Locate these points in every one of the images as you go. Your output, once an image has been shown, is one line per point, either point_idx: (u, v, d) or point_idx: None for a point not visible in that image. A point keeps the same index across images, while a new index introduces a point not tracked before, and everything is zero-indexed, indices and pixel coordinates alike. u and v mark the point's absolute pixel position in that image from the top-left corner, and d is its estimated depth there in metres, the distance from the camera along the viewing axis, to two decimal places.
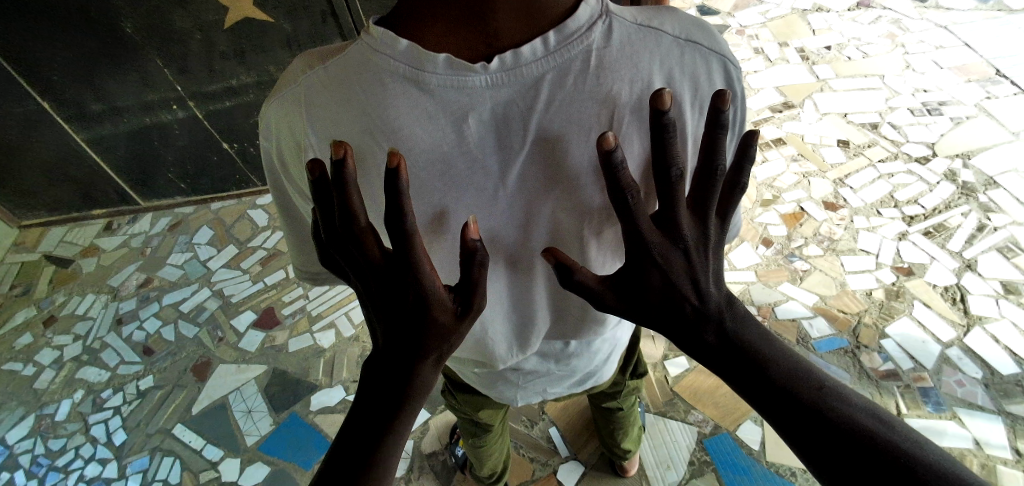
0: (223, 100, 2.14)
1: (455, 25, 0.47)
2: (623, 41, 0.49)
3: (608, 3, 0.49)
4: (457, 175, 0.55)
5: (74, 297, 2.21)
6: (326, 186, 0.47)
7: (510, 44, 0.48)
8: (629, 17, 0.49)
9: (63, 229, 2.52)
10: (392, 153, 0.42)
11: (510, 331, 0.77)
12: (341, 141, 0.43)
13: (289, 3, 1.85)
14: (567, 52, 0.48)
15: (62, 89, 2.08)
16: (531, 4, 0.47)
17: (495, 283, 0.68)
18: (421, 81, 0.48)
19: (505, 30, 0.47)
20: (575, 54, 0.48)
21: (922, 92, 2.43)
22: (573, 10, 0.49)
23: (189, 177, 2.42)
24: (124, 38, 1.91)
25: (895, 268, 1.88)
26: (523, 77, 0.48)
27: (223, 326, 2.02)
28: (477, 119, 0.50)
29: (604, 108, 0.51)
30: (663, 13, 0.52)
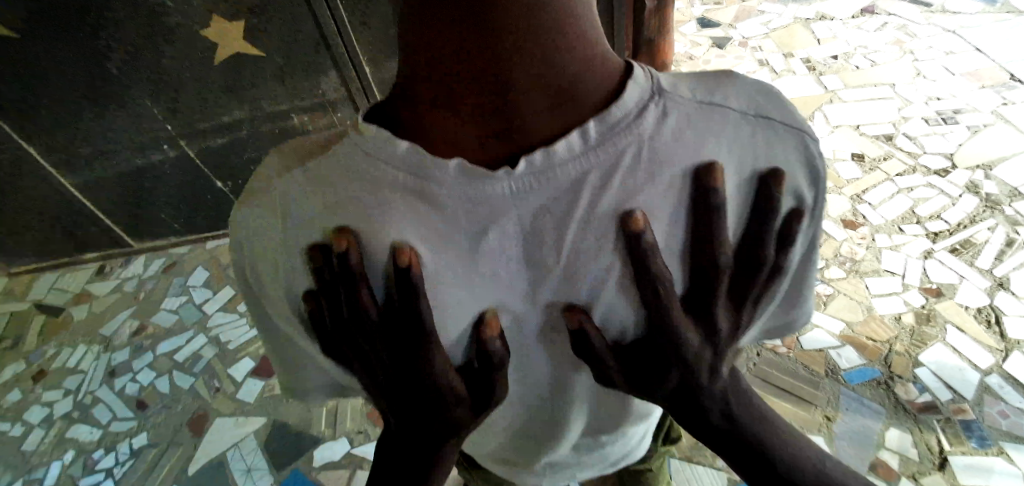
0: (215, 138, 2.07)
1: (478, 127, 0.45)
2: (682, 120, 0.46)
3: (661, 81, 0.48)
4: (476, 288, 0.49)
5: (65, 348, 2.12)
6: (351, 280, 0.48)
7: (540, 141, 0.46)
8: (686, 93, 0.48)
9: (54, 274, 2.44)
10: (403, 251, 0.45)
11: (538, 429, 0.69)
12: (343, 232, 0.47)
13: (280, 37, 1.78)
14: (612, 147, 0.45)
15: (48, 135, 2.00)
16: (563, 98, 0.45)
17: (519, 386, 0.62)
18: (430, 186, 0.46)
19: (534, 126, 0.45)
20: (624, 148, 0.45)
21: (936, 100, 2.37)
22: (615, 94, 0.47)
23: (183, 216, 2.35)
24: (110, 81, 1.84)
25: (924, 290, 1.78)
26: (557, 180, 0.45)
27: (220, 375, 1.92)
28: (499, 232, 0.46)
29: (667, 201, 0.47)
30: (724, 84, 0.49)
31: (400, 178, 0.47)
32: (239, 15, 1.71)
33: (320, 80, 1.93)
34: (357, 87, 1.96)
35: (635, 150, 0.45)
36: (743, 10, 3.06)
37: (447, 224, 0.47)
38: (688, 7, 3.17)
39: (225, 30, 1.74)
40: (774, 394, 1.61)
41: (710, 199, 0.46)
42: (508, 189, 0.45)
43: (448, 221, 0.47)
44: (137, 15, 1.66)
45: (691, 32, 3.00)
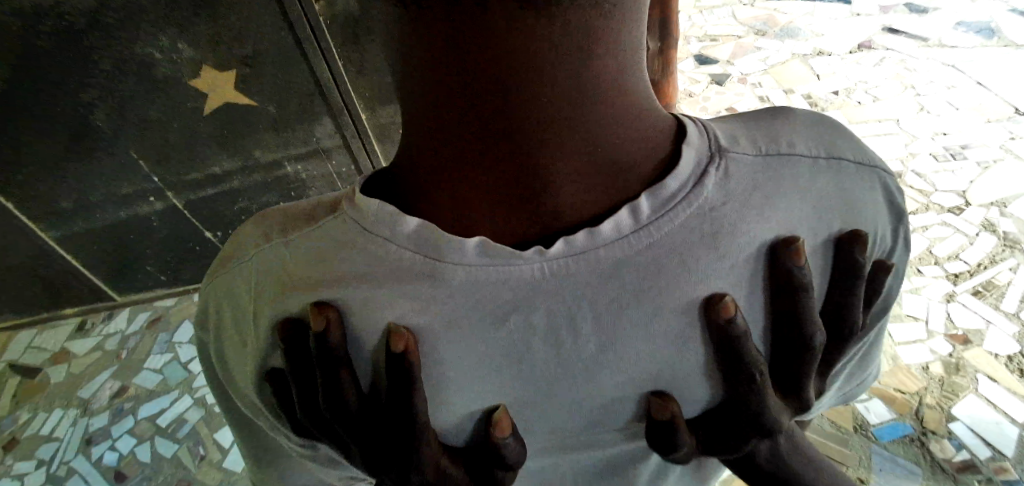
0: (204, 189, 2.01)
1: (497, 194, 0.42)
2: (748, 183, 0.42)
3: (720, 140, 0.43)
4: (492, 378, 0.45)
5: (40, 413, 1.99)
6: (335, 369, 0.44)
7: (575, 220, 0.44)
8: (751, 151, 0.43)
9: (32, 332, 2.32)
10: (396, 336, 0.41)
11: None
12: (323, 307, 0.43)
13: (274, 87, 1.73)
14: (663, 223, 0.41)
15: (28, 189, 1.92)
16: (599, 166, 0.42)
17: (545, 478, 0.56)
18: (445, 269, 0.42)
19: (564, 199, 0.42)
20: (676, 222, 0.41)
21: (942, 136, 2.34)
22: (665, 161, 0.44)
23: (170, 268, 2.26)
24: (94, 134, 1.77)
25: (950, 337, 1.69)
26: (597, 261, 0.41)
27: (205, 441, 1.79)
28: (524, 317, 0.42)
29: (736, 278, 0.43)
30: (792, 132, 0.46)
31: (418, 257, 0.43)
32: (230, 66, 1.65)
33: (315, 128, 1.87)
34: (353, 135, 1.90)
35: (690, 224, 0.41)
36: (740, 47, 3.06)
37: (472, 311, 0.43)
38: (684, 45, 3.18)
39: (215, 82, 1.68)
40: None
41: (793, 276, 0.42)
42: (541, 270, 0.41)
43: (466, 306, 0.43)
44: (123, 68, 1.60)
45: (689, 69, 2.99)
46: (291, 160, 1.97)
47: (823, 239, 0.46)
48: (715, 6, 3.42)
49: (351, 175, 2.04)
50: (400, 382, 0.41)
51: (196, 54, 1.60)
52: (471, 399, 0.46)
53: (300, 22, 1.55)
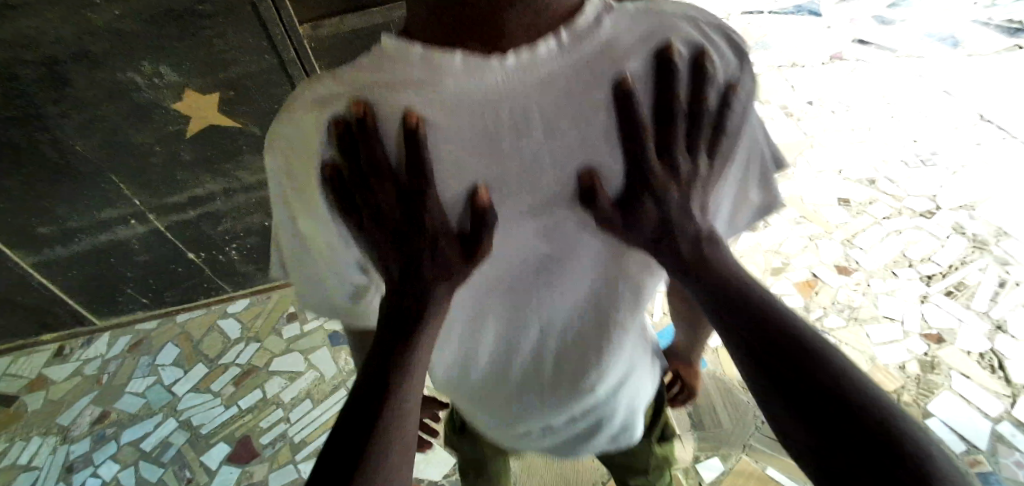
0: (186, 210, 1.99)
1: (461, 34, 0.50)
2: (632, 24, 0.51)
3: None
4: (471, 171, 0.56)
5: (18, 442, 1.94)
6: (351, 139, 0.52)
7: (519, 42, 0.51)
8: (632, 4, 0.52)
9: (7, 359, 2.26)
10: (413, 112, 0.51)
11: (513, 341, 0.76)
12: (361, 99, 0.51)
13: (258, 109, 1.74)
14: (578, 51, 0.51)
15: (3, 216, 1.87)
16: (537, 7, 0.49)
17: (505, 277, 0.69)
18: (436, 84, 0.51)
19: (512, 34, 0.50)
20: (587, 51, 0.51)
21: (912, 142, 2.43)
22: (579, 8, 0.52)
23: (152, 291, 2.23)
24: (74, 159, 1.75)
25: (925, 336, 1.75)
26: (538, 74, 0.51)
27: (191, 464, 1.77)
28: (493, 118, 0.53)
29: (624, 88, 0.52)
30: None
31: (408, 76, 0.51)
32: (215, 88, 1.66)
33: None
34: None
35: (597, 51, 0.51)
36: None
37: (447, 118, 0.52)
38: None
39: (199, 104, 1.69)
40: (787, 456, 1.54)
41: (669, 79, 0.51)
42: (498, 76, 0.51)
43: (445, 115, 0.52)
44: (105, 93, 1.60)
45: None
46: None
47: (689, 55, 0.52)
48: None
49: None
50: (415, 144, 0.51)
51: (181, 77, 1.60)
52: (455, 197, 0.58)
53: (287, 45, 1.58)
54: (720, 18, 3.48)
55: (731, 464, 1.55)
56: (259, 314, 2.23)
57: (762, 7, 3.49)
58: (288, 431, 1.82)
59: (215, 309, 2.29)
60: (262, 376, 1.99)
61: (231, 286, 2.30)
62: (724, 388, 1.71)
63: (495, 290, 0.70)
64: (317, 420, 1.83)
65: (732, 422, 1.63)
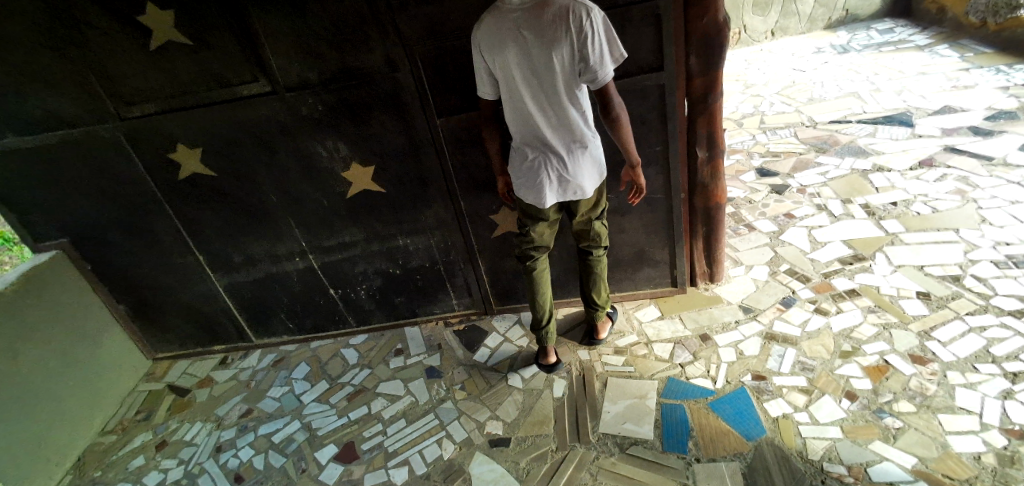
0: (335, 254, 2.57)
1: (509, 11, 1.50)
2: (555, 8, 1.46)
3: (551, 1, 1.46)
4: (511, 52, 1.56)
5: (185, 424, 2.48)
6: None
7: (524, 7, 1.48)
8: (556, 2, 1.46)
9: (187, 362, 2.92)
10: None
11: (528, 132, 1.76)
12: None
13: (399, 180, 2.30)
14: (539, 10, 1.47)
15: (214, 249, 2.57)
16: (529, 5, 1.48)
17: (524, 107, 1.69)
18: (502, 23, 1.52)
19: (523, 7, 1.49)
20: (544, 12, 1.46)
21: (1004, 245, 2.43)
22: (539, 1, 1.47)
23: (297, 318, 2.80)
24: (269, 209, 2.41)
25: (1006, 431, 1.68)
26: (529, 18, 1.48)
27: (307, 457, 2.16)
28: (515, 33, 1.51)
29: (552, 25, 1.47)
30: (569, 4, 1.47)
31: (494, 24, 1.54)
32: (370, 163, 2.25)
33: (424, 211, 2.39)
34: (453, 219, 2.40)
35: (547, 15, 1.46)
36: (799, 163, 3.39)
37: (503, 33, 1.53)
38: (746, 160, 3.57)
39: (358, 173, 2.28)
40: None
41: (565, 22, 1.46)
42: (518, 18, 1.49)
43: (502, 33, 1.53)
44: (298, 163, 2.26)
45: (749, 180, 3.35)
46: (403, 235, 2.49)
47: (574, 15, 1.46)
48: (777, 128, 3.83)
49: (448, 250, 2.52)
50: None
51: (351, 154, 2.22)
52: (505, 59, 1.58)
53: (426, 130, 2.12)
54: (806, 126, 3.75)
55: None
56: (374, 346, 2.69)
57: (850, 118, 3.70)
58: (384, 442, 2.14)
59: (340, 340, 2.80)
60: (369, 395, 2.39)
61: (354, 322, 2.82)
62: (781, 456, 1.76)
63: (519, 110, 1.71)
64: (408, 436, 2.15)
65: (785, 485, 1.67)
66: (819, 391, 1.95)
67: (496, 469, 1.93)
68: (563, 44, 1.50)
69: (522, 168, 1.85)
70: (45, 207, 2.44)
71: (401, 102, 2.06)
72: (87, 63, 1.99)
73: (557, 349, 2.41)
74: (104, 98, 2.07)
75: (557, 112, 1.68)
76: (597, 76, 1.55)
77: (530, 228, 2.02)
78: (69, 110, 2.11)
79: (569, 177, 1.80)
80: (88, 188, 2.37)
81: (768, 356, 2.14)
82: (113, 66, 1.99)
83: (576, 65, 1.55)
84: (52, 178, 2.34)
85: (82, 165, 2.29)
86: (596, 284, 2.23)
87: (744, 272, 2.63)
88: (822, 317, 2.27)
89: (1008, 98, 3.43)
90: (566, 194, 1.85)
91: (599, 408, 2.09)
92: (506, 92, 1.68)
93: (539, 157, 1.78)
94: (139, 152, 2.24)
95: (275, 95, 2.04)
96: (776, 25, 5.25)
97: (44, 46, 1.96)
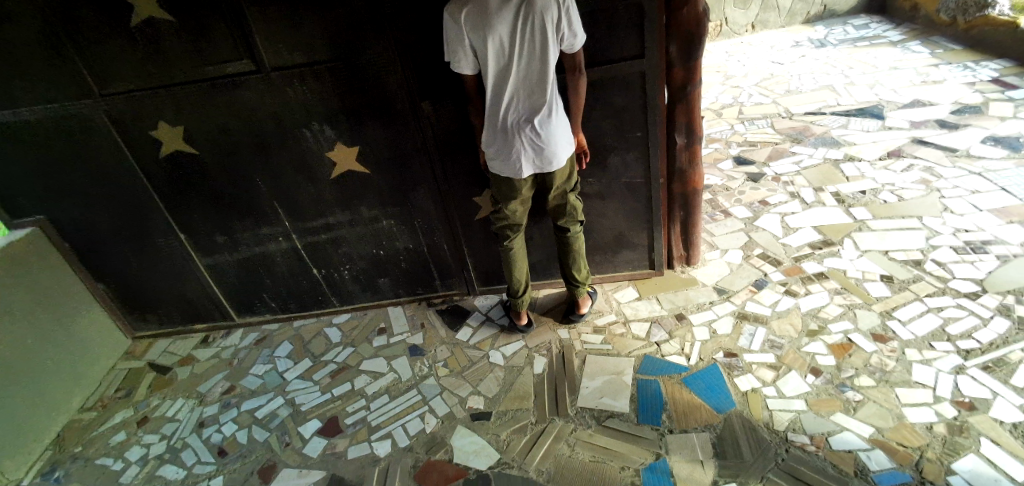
0: (319, 235, 2.58)
1: None
2: None
3: None
4: (498, 19, 1.60)
5: (167, 400, 2.49)
6: None
7: None
8: None
9: (168, 341, 2.91)
10: None
11: (507, 102, 1.81)
12: None
13: (384, 162, 2.31)
14: None
15: (197, 228, 2.56)
16: None
17: (505, 76, 1.75)
18: None
19: None
20: None
21: (963, 232, 2.55)
22: None
23: (282, 299, 2.81)
24: (254, 189, 2.41)
25: (956, 403, 1.80)
26: None
27: (291, 432, 2.19)
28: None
29: None
30: None
31: None
32: (355, 144, 2.25)
33: (408, 193, 2.41)
34: (437, 202, 2.43)
35: None
36: (775, 152, 3.49)
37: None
38: (724, 149, 3.66)
39: (344, 154, 2.28)
40: None
41: None
42: None
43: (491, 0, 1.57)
44: (283, 144, 2.26)
45: (727, 168, 3.43)
46: (388, 217, 2.51)
47: None
48: (755, 118, 3.92)
49: (432, 231, 2.55)
50: None
51: (335, 135, 2.22)
52: (491, 27, 1.61)
53: (410, 113, 2.14)
54: (783, 118, 3.84)
55: None
56: (357, 326, 2.72)
57: (824, 110, 3.81)
58: (367, 417, 2.18)
59: (323, 319, 2.82)
60: (352, 372, 2.43)
61: (338, 302, 2.84)
62: (749, 426, 1.85)
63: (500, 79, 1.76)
64: (392, 410, 2.19)
65: (751, 453, 1.76)
66: (787, 367, 2.05)
67: (477, 441, 1.99)
68: (549, 11, 1.60)
69: (504, 141, 1.87)
70: (22, 182, 2.40)
71: (392, 100, 2.11)
72: (69, 41, 1.96)
73: (538, 329, 2.48)
74: (83, 75, 2.04)
75: (536, 81, 1.76)
76: (573, 41, 1.70)
77: (502, 206, 2.11)
78: (47, 86, 2.08)
79: (554, 143, 1.85)
80: (67, 165, 2.33)
81: (739, 334, 2.24)
82: (96, 44, 1.97)
83: (557, 33, 1.66)
84: (32, 155, 2.31)
85: (60, 141, 2.25)
86: (576, 261, 2.30)
87: (719, 256, 2.72)
88: (791, 298, 2.37)
89: (973, 93, 3.57)
90: (550, 163, 1.89)
91: (577, 383, 2.16)
92: (487, 60, 1.71)
93: (523, 126, 1.81)
94: (119, 130, 2.22)
95: (260, 75, 2.04)
96: (756, 18, 5.33)
97: (25, 22, 1.93)
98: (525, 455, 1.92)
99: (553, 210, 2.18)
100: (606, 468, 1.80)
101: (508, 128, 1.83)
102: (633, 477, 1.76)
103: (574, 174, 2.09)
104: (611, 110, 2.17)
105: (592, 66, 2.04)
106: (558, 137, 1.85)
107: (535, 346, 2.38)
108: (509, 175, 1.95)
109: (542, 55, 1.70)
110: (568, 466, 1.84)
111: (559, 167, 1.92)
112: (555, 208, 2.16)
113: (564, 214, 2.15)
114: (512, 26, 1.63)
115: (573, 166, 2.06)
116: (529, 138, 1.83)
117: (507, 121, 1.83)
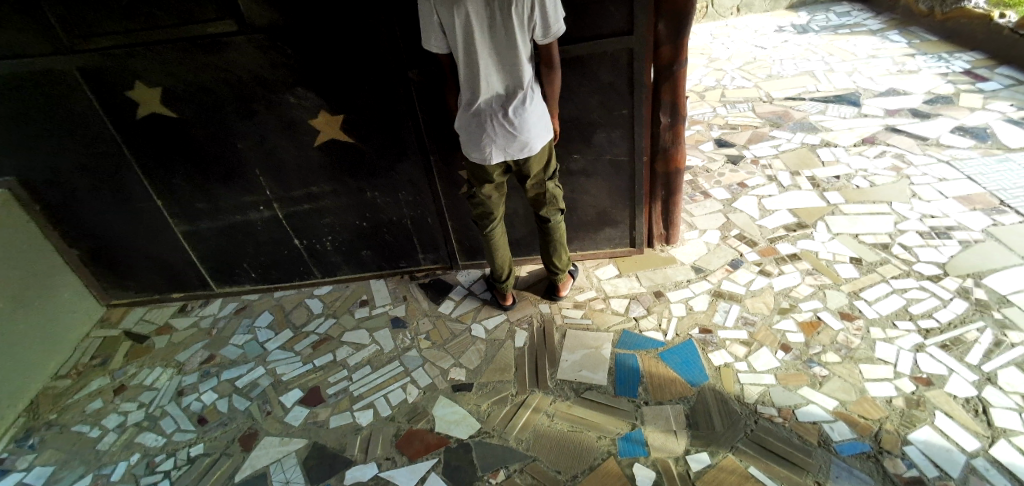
0: (301, 204, 2.55)
1: None
2: None
3: None
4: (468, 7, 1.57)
5: (145, 369, 2.46)
6: None
7: None
8: None
9: (144, 309, 2.87)
10: None
11: (480, 89, 1.79)
12: None
13: (368, 131, 2.27)
14: None
15: (176, 194, 2.50)
16: None
17: (480, 63, 1.71)
18: None
19: None
20: None
21: (930, 218, 2.65)
22: None
23: (262, 268, 2.78)
24: (234, 156, 2.36)
25: (915, 378, 1.90)
26: None
27: (272, 401, 2.20)
28: None
29: None
30: None
31: None
32: (339, 112, 2.21)
33: (394, 164, 2.39)
34: (423, 174, 2.42)
35: None
36: (756, 135, 3.55)
37: None
38: (706, 130, 3.70)
39: (328, 122, 2.24)
40: (770, 460, 1.70)
41: None
42: None
43: None
44: (263, 107, 2.19)
45: (708, 149, 3.48)
46: (372, 189, 2.49)
47: None
48: (737, 101, 3.96)
49: (416, 204, 2.54)
50: None
51: (319, 102, 2.17)
52: (462, 16, 1.59)
53: (400, 83, 2.10)
54: (763, 101, 3.90)
55: (717, 459, 1.73)
56: (339, 297, 2.72)
57: (804, 96, 3.87)
58: (350, 387, 2.20)
59: (304, 290, 2.81)
60: (334, 343, 2.43)
61: (319, 273, 2.82)
62: (721, 399, 1.93)
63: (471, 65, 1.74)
64: (374, 381, 2.21)
65: (722, 425, 1.84)
66: (759, 343, 2.13)
67: (459, 411, 2.04)
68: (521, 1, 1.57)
69: (476, 126, 1.85)
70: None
71: (387, 83, 2.11)
72: (49, 9, 1.90)
73: (519, 304, 2.52)
74: (57, 41, 1.99)
75: (510, 68, 1.76)
76: (547, 32, 1.68)
77: (476, 192, 2.10)
78: (31, 49, 2.01)
79: (526, 131, 1.84)
80: (45, 134, 2.28)
81: (715, 311, 2.31)
82: (82, 22, 1.94)
83: (529, 23, 1.64)
84: (14, 131, 2.27)
85: (42, 115, 2.22)
86: (556, 249, 2.33)
87: (698, 235, 2.78)
88: (765, 277, 2.45)
89: (945, 84, 3.68)
90: (522, 150, 1.88)
91: (558, 357, 2.21)
92: (459, 45, 1.68)
93: (495, 113, 1.81)
94: (107, 100, 2.17)
95: (244, 35, 1.97)
96: (741, 1, 5.33)
97: (3, 7, 1.91)
98: (505, 425, 1.97)
99: (533, 200, 2.20)
100: (583, 437, 1.87)
101: (481, 114, 1.83)
102: (609, 446, 1.83)
103: (552, 162, 2.10)
104: (598, 85, 2.17)
105: (580, 41, 2.03)
106: (531, 126, 1.84)
107: (516, 320, 2.43)
108: (479, 160, 1.93)
109: (513, 44, 1.68)
110: (548, 434, 1.91)
111: (533, 154, 1.91)
112: (534, 196, 2.17)
113: (543, 203, 2.17)
114: (483, 11, 1.59)
115: (550, 154, 2.06)
116: (501, 125, 1.82)
117: (479, 106, 1.83)
